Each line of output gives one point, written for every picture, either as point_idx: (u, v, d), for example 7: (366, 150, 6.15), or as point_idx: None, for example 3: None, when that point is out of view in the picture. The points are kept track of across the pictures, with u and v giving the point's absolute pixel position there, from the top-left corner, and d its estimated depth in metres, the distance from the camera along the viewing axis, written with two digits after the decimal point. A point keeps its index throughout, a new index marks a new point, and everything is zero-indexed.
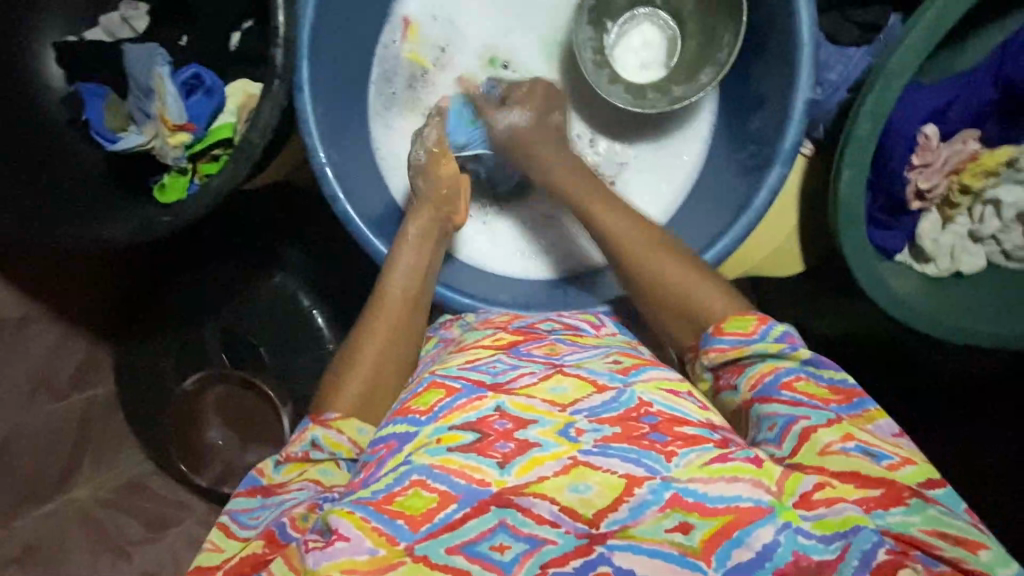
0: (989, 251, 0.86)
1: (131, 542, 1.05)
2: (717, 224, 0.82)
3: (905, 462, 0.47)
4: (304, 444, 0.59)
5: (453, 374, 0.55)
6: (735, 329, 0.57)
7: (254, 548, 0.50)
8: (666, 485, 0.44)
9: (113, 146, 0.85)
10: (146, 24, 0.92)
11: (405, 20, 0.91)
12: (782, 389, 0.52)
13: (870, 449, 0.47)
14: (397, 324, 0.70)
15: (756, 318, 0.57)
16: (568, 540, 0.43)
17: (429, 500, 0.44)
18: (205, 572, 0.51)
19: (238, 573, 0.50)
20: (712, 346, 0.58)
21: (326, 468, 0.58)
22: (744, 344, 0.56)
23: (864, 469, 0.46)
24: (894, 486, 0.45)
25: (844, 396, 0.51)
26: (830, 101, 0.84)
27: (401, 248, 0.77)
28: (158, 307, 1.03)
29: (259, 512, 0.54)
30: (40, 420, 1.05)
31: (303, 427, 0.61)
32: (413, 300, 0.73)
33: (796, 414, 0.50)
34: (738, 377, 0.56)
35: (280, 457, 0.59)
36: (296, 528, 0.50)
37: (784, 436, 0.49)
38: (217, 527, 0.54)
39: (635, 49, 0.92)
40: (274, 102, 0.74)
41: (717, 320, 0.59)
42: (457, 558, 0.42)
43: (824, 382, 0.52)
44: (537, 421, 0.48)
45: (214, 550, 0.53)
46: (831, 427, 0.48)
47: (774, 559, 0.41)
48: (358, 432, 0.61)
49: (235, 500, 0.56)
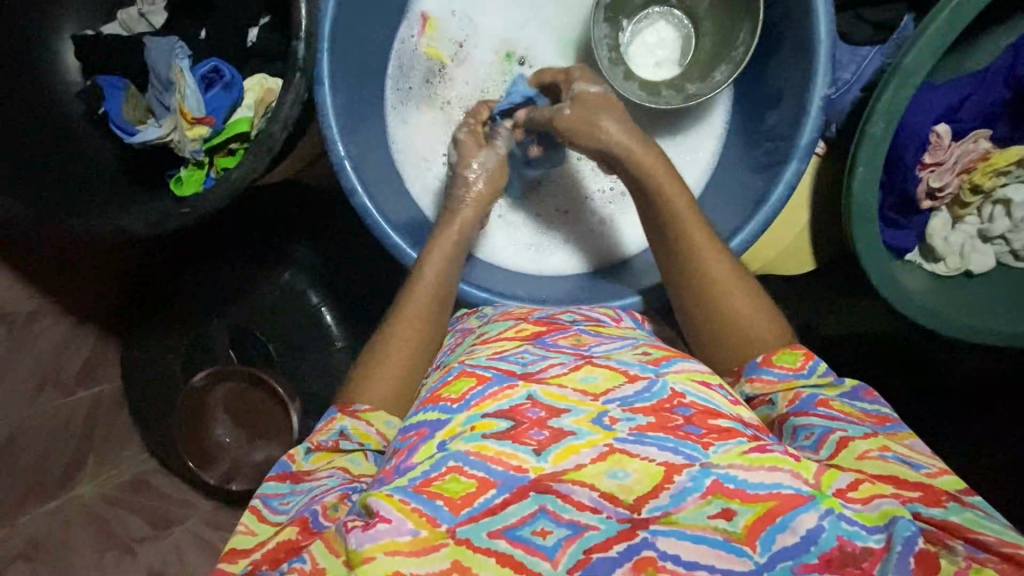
0: (998, 251, 0.88)
1: (135, 539, 1.04)
2: (734, 220, 0.83)
3: (942, 471, 0.49)
4: (333, 433, 0.61)
5: (482, 363, 0.56)
6: (783, 363, 0.61)
7: (289, 533, 0.50)
8: (705, 472, 0.44)
9: (133, 139, 0.86)
10: (163, 19, 0.93)
11: (423, 16, 0.92)
12: (819, 406, 0.56)
13: (907, 459, 0.50)
14: (424, 327, 0.71)
15: (804, 353, 0.61)
16: (609, 525, 0.43)
17: (468, 485, 0.44)
18: (239, 554, 0.51)
19: (273, 557, 0.49)
20: (757, 375, 0.61)
21: (355, 458, 0.58)
22: (793, 376, 0.60)
23: (903, 474, 0.48)
24: (932, 490, 0.47)
25: (879, 420, 0.55)
26: (843, 99, 0.86)
27: (437, 239, 0.79)
28: (174, 302, 1.04)
29: (290, 498, 0.55)
30: (47, 415, 1.03)
31: (331, 417, 0.63)
32: (439, 295, 0.74)
33: (833, 425, 0.53)
34: (780, 401, 0.59)
35: (310, 444, 0.60)
36: (327, 516, 0.50)
37: (821, 444, 0.52)
38: (249, 510, 0.55)
39: (649, 47, 0.93)
40: (295, 94, 0.75)
41: (763, 353, 0.63)
42: (500, 543, 0.42)
43: (860, 409, 0.56)
44: (570, 410, 0.49)
45: (248, 533, 0.53)
46: (867, 439, 0.51)
47: (819, 544, 0.41)
48: (386, 424, 0.62)
49: (266, 484, 0.57)
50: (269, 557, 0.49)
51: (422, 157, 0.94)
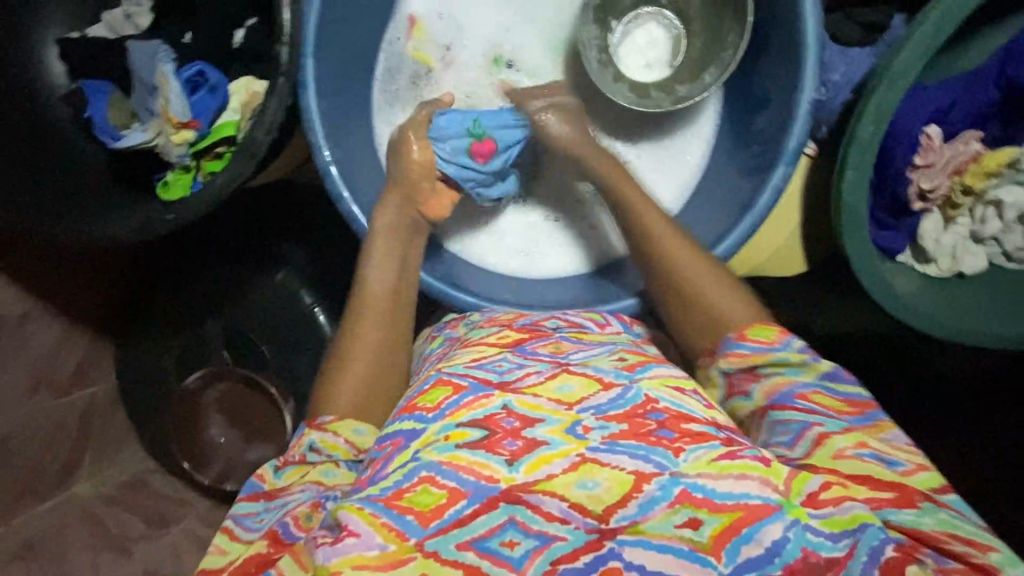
0: (990, 252, 0.87)
1: (132, 539, 1.05)
2: (721, 225, 0.82)
3: (918, 468, 0.49)
4: (302, 448, 0.61)
5: (459, 372, 0.55)
6: (757, 338, 0.58)
7: (259, 547, 0.50)
8: (675, 480, 0.44)
9: (117, 143, 0.88)
10: (149, 21, 0.93)
11: (410, 18, 0.92)
12: (797, 398, 0.54)
13: (883, 456, 0.49)
14: (384, 319, 0.72)
15: (779, 330, 0.58)
16: (577, 535, 0.43)
17: (439, 496, 0.44)
18: (209, 574, 0.51)
19: (242, 571, 0.49)
20: (732, 350, 0.59)
21: (328, 470, 0.58)
22: (767, 351, 0.57)
23: (880, 474, 0.48)
24: (906, 490, 0.47)
25: (857, 408, 0.53)
26: (833, 101, 0.85)
27: (371, 242, 0.78)
28: (164, 298, 1.04)
29: (262, 516, 0.55)
30: (43, 413, 1.04)
31: (300, 433, 0.62)
32: (387, 302, 0.73)
33: (811, 420, 0.52)
34: (755, 382, 0.57)
35: (278, 462, 0.60)
36: (300, 527, 0.51)
37: (798, 440, 0.52)
38: (221, 531, 0.55)
39: (640, 49, 0.93)
40: (278, 98, 0.76)
41: (740, 328, 0.60)
42: (468, 555, 0.42)
43: (840, 396, 0.54)
44: (544, 419, 0.48)
45: (219, 553, 0.53)
46: (844, 435, 0.51)
47: (783, 555, 0.42)
48: (355, 433, 0.62)
49: (238, 505, 0.57)
50: (238, 572, 0.49)
51: None
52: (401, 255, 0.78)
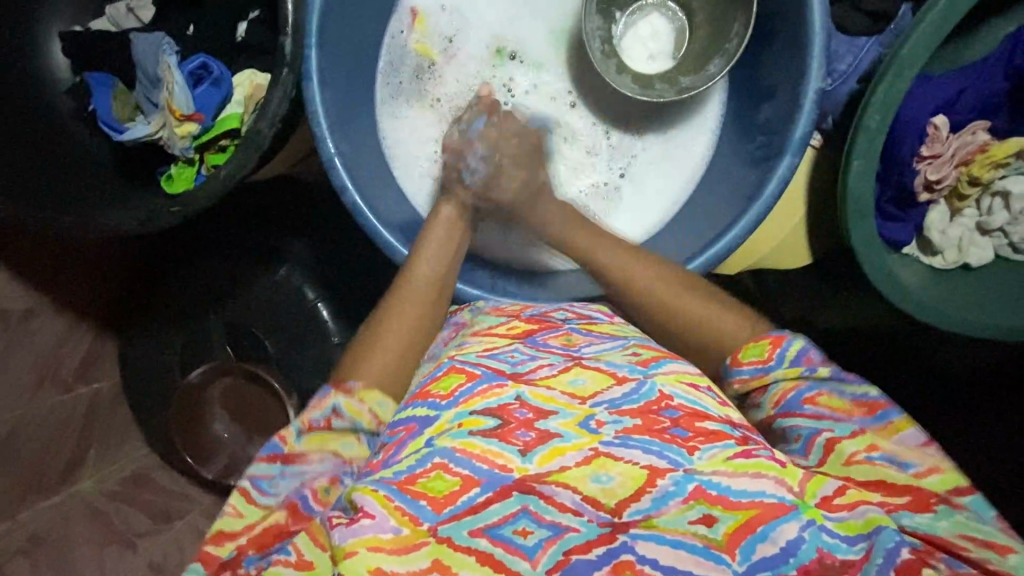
0: (996, 244, 0.86)
1: (137, 534, 1.04)
2: (726, 216, 0.82)
3: (931, 471, 0.48)
4: (325, 411, 0.56)
5: (471, 360, 0.55)
6: (752, 358, 0.59)
7: (277, 517, 0.51)
8: (689, 477, 0.44)
9: (121, 136, 0.87)
10: (152, 15, 0.93)
11: (412, 11, 0.92)
12: (804, 404, 0.54)
13: (895, 459, 0.49)
14: (421, 311, 0.69)
15: (771, 342, 0.58)
16: (590, 528, 0.43)
17: (452, 483, 0.44)
18: (225, 537, 0.50)
19: (259, 542, 0.50)
20: (733, 377, 0.60)
21: (348, 441, 0.56)
22: (762, 372, 0.57)
23: (890, 479, 0.48)
24: (920, 494, 0.46)
25: (869, 408, 0.52)
26: (839, 91, 0.86)
27: (424, 244, 0.77)
28: (173, 288, 1.04)
29: (281, 481, 0.53)
30: (46, 409, 1.04)
31: (323, 394, 0.58)
32: (430, 294, 0.71)
33: (820, 426, 0.52)
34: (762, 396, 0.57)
35: (301, 424, 0.56)
36: (319, 500, 0.51)
37: (810, 448, 0.52)
38: (237, 492, 0.53)
39: (643, 39, 0.93)
40: (282, 90, 0.76)
41: (736, 349, 0.61)
42: (481, 541, 0.42)
43: (850, 397, 0.53)
44: (557, 412, 0.48)
45: (235, 516, 0.51)
46: (855, 439, 0.50)
47: (798, 555, 0.42)
48: (380, 405, 0.59)
49: (256, 465, 0.53)
50: (255, 541, 0.50)
51: (413, 155, 0.93)
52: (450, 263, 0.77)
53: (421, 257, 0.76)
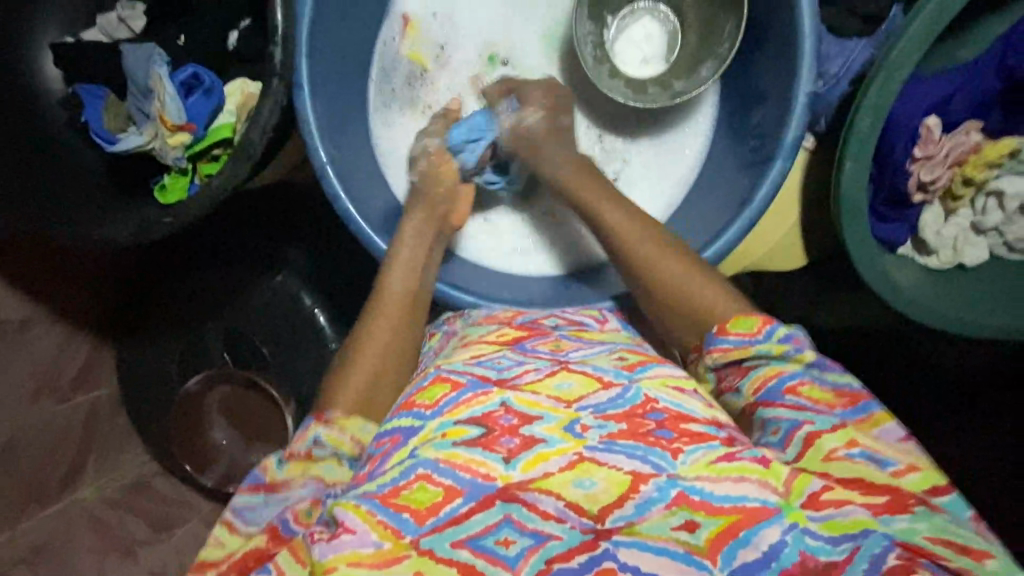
0: (991, 243, 0.86)
1: (137, 541, 1.05)
2: (720, 219, 0.82)
3: (910, 468, 0.47)
4: (307, 442, 0.57)
5: (458, 369, 0.56)
6: (740, 330, 0.57)
7: (258, 542, 0.51)
8: (672, 483, 0.45)
9: (113, 147, 0.86)
10: (143, 24, 0.92)
11: (404, 17, 0.91)
12: (786, 393, 0.52)
13: (874, 455, 0.48)
14: (398, 322, 0.71)
15: (761, 319, 0.57)
16: (573, 534, 0.43)
17: (436, 494, 0.44)
18: (208, 565, 0.51)
19: (241, 565, 0.50)
20: (716, 346, 0.58)
21: (329, 466, 0.56)
22: (747, 344, 0.56)
23: (870, 477, 0.47)
24: (900, 494, 0.45)
25: (849, 400, 0.51)
26: (831, 94, 0.85)
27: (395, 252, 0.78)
28: (167, 295, 1.04)
29: (263, 510, 0.54)
30: (46, 419, 1.05)
31: (305, 426, 0.60)
32: (404, 305, 0.73)
33: (800, 418, 0.51)
34: (741, 378, 0.56)
35: (283, 454, 0.57)
36: (299, 521, 0.51)
37: (788, 442, 0.50)
38: (220, 522, 0.54)
39: (636, 43, 0.92)
40: (273, 101, 0.76)
41: (724, 321, 0.60)
42: (463, 553, 0.42)
43: (830, 386, 0.52)
44: (542, 416, 0.49)
45: (218, 545, 0.53)
46: (835, 433, 0.49)
47: (781, 559, 0.42)
48: (361, 429, 0.60)
49: (238, 496, 0.55)
50: (237, 566, 0.50)
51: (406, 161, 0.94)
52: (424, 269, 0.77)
53: (391, 269, 0.76)
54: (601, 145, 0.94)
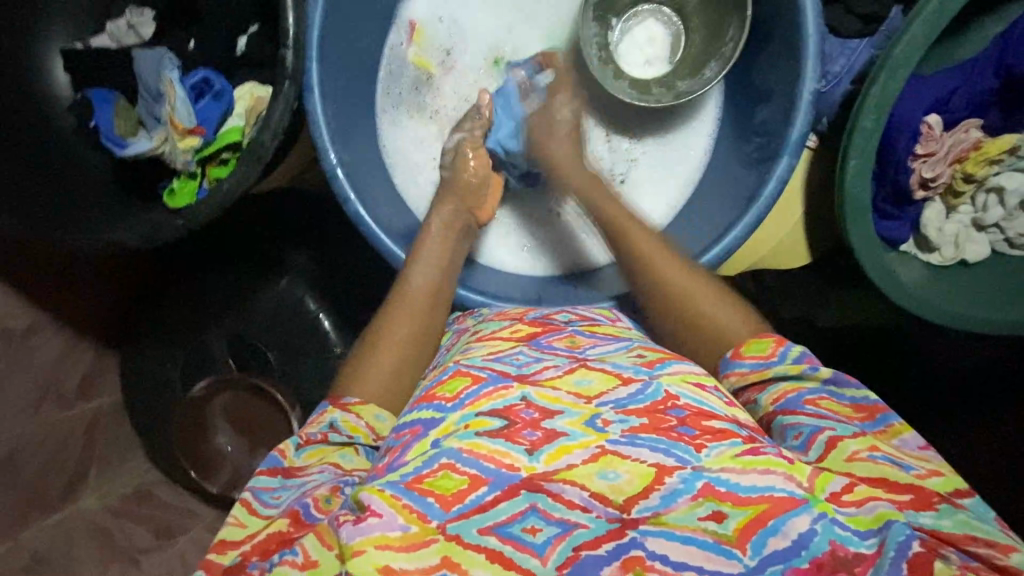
0: (992, 240, 0.88)
1: (139, 550, 1.02)
2: (725, 217, 0.83)
3: (931, 473, 0.49)
4: (322, 426, 0.59)
5: (477, 364, 0.56)
6: (753, 353, 0.61)
7: (279, 525, 0.49)
8: (697, 475, 0.44)
9: (124, 151, 0.88)
10: (152, 31, 0.94)
11: (411, 24, 0.93)
12: (805, 403, 0.54)
13: (897, 459, 0.49)
14: (419, 314, 0.70)
15: (774, 341, 0.61)
16: (599, 523, 0.43)
17: (460, 481, 0.44)
18: (227, 546, 0.50)
19: (262, 549, 0.49)
20: (732, 370, 0.61)
21: (346, 453, 0.58)
22: (763, 366, 0.59)
23: (892, 476, 0.48)
24: (923, 492, 0.47)
25: (867, 413, 0.53)
26: (833, 92, 0.87)
27: (422, 244, 0.78)
28: (173, 294, 1.04)
29: (281, 492, 0.54)
30: (47, 427, 1.02)
31: (321, 411, 0.62)
32: (426, 298, 0.72)
33: (821, 424, 0.52)
34: (760, 392, 0.58)
35: (299, 438, 0.59)
36: (321, 509, 0.50)
37: (810, 444, 0.51)
38: (239, 503, 0.53)
39: (639, 45, 0.94)
40: (285, 100, 0.76)
41: (736, 343, 0.63)
42: (490, 539, 0.42)
43: (848, 401, 0.54)
44: (563, 411, 0.49)
45: (236, 526, 0.51)
46: (856, 438, 0.50)
47: (810, 548, 0.42)
48: (376, 418, 0.61)
49: (256, 478, 0.55)
50: (258, 548, 0.49)
51: (413, 162, 0.95)
52: (447, 265, 0.77)
53: (415, 262, 0.76)
54: (609, 148, 0.95)
